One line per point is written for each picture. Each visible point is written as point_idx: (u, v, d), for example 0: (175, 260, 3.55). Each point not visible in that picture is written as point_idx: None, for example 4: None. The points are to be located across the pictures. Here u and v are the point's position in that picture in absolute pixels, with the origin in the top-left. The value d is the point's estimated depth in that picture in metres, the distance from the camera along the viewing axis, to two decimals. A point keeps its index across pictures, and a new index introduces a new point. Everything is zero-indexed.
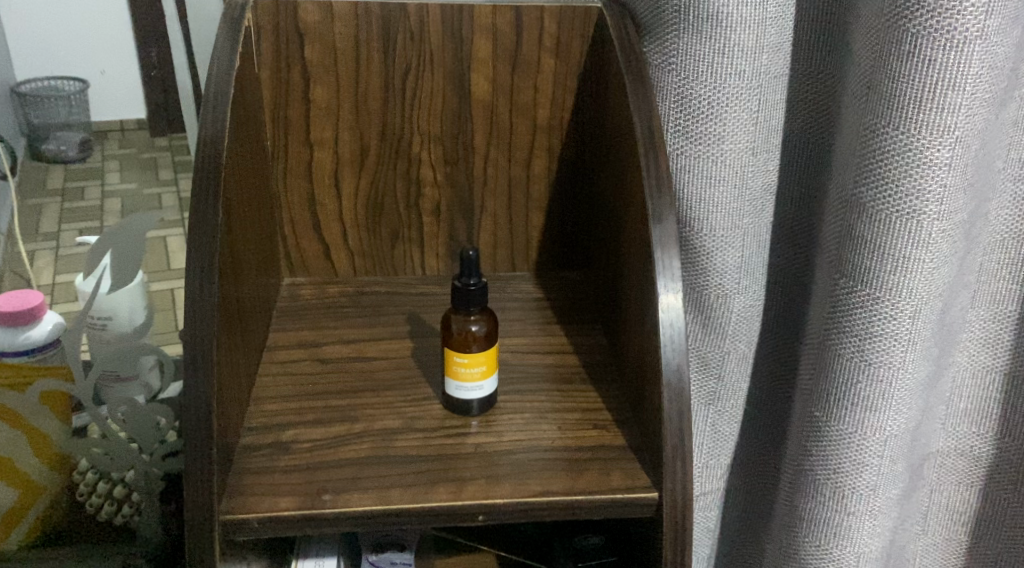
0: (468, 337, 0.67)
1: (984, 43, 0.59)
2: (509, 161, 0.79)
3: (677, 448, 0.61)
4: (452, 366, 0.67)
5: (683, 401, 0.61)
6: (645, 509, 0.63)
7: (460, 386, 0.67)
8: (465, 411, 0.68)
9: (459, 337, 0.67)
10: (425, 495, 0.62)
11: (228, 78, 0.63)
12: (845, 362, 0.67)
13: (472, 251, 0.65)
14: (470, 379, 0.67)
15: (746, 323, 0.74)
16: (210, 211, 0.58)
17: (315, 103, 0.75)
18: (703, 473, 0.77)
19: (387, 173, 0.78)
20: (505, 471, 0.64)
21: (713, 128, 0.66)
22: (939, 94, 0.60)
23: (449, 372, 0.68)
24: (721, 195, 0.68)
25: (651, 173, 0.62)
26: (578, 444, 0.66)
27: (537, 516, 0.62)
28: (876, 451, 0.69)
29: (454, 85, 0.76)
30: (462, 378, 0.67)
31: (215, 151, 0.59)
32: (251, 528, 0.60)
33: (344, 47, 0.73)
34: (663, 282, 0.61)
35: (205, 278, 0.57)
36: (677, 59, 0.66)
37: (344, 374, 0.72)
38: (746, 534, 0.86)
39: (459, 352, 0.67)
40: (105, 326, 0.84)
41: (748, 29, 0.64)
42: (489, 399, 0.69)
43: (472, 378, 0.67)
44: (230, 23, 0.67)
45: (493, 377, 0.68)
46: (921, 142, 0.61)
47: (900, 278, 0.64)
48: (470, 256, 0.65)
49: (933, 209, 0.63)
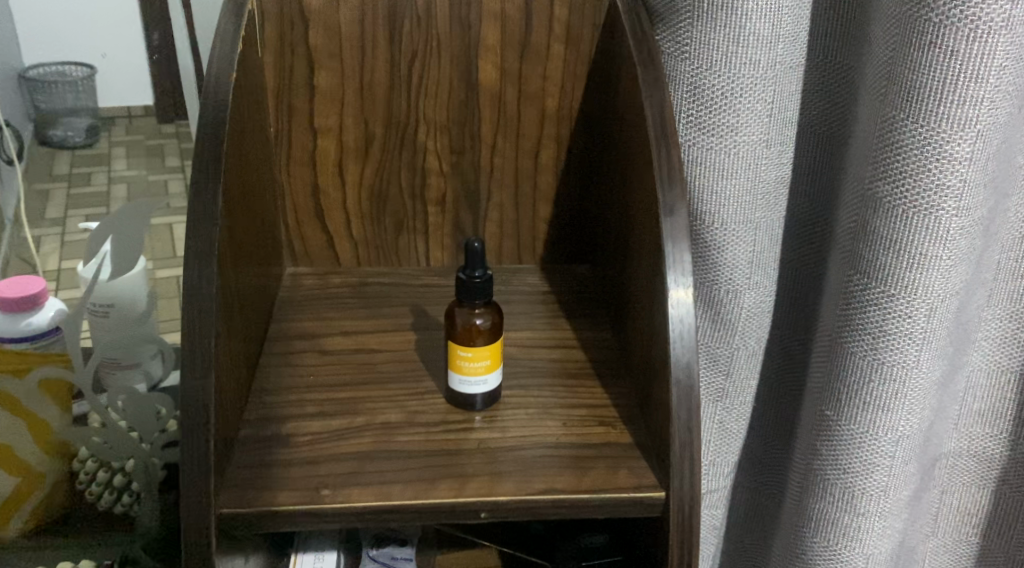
0: (472, 331, 0.66)
1: (1009, 34, 0.58)
2: (517, 150, 0.77)
3: (685, 447, 0.59)
4: (456, 361, 0.66)
5: (691, 399, 0.59)
6: (650, 508, 0.61)
7: (464, 381, 0.66)
8: (468, 406, 0.67)
9: (463, 331, 0.66)
10: (426, 491, 0.60)
11: (231, 61, 0.61)
12: (857, 360, 0.66)
13: (478, 243, 0.64)
14: (474, 374, 0.66)
15: (756, 320, 0.72)
16: (211, 197, 0.57)
17: (319, 89, 0.73)
18: (710, 470, 0.76)
19: (393, 162, 0.77)
20: (508, 467, 0.62)
21: (727, 120, 0.65)
22: (960, 86, 0.59)
23: (453, 366, 0.66)
24: (733, 188, 0.66)
25: (663, 165, 0.61)
26: (584, 440, 0.65)
27: (540, 515, 0.61)
28: (887, 451, 0.67)
29: (462, 72, 0.74)
30: (466, 373, 0.66)
31: (217, 136, 0.58)
32: (250, 523, 0.59)
33: (350, 33, 0.72)
34: (673, 277, 0.60)
35: (203, 266, 0.56)
36: (690, 47, 0.64)
37: (345, 364, 0.70)
38: (753, 531, 0.84)
39: (463, 346, 0.66)
40: (107, 312, 0.83)
41: (764, 18, 0.62)
42: (493, 394, 0.67)
43: (477, 372, 0.66)
44: (233, 7, 0.65)
45: (497, 372, 0.67)
46: (940, 135, 0.60)
47: (917, 275, 0.62)
48: (475, 248, 0.64)
49: (952, 205, 0.61)
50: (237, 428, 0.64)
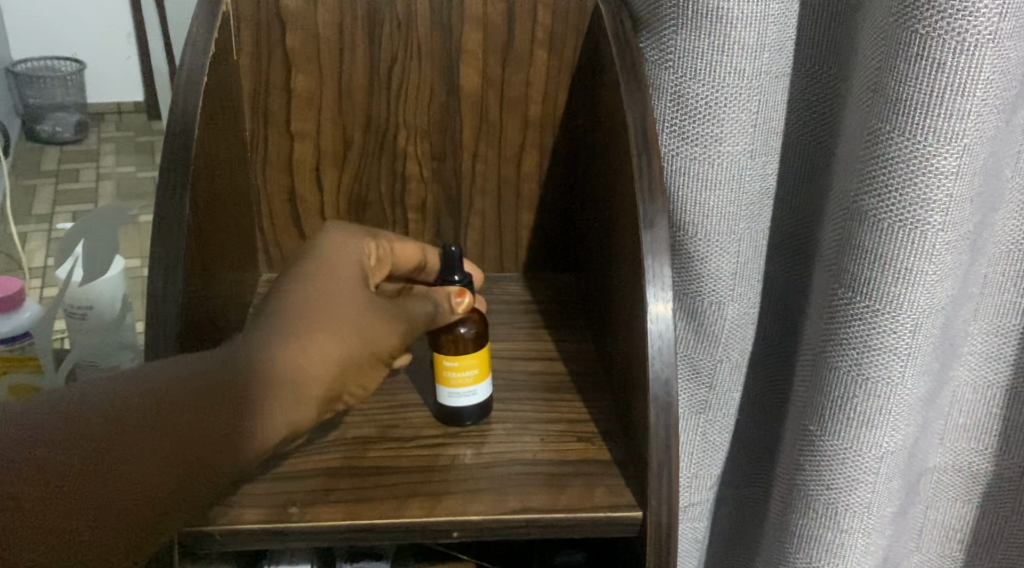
0: (458, 340, 0.65)
1: (996, 47, 0.56)
2: (498, 158, 0.76)
3: (663, 465, 0.58)
4: (443, 373, 0.65)
5: (670, 416, 0.58)
6: (628, 528, 0.60)
7: (452, 393, 0.65)
8: (456, 420, 0.66)
9: (449, 343, 0.65)
10: (397, 510, 0.59)
11: (202, 64, 0.60)
12: (841, 375, 0.65)
13: (456, 246, 0.65)
14: (461, 385, 0.65)
15: (740, 332, 0.71)
16: (176, 207, 0.55)
17: (296, 93, 0.72)
18: (692, 483, 0.75)
19: (372, 168, 0.76)
20: (482, 485, 0.61)
21: (711, 129, 0.64)
22: (947, 100, 0.57)
23: (440, 379, 0.65)
24: (716, 200, 0.65)
25: (644, 175, 0.59)
26: (562, 457, 0.63)
27: (514, 535, 0.59)
28: (871, 467, 0.66)
29: (442, 77, 0.73)
30: (453, 385, 0.65)
31: (184, 143, 0.56)
32: (215, 541, 0.57)
33: (328, 36, 0.70)
34: (652, 291, 0.58)
35: (169, 272, 0.55)
36: (675, 56, 0.63)
37: (389, 285, 0.71)
38: (735, 541, 0.84)
39: (449, 356, 0.65)
40: (85, 314, 0.83)
41: (749, 26, 0.61)
42: (481, 408, 0.66)
43: (463, 384, 0.65)
44: (207, 10, 0.64)
45: (485, 383, 0.66)
46: (925, 149, 0.59)
47: (901, 291, 0.61)
48: (453, 252, 0.65)
49: (938, 220, 0.60)
50: None
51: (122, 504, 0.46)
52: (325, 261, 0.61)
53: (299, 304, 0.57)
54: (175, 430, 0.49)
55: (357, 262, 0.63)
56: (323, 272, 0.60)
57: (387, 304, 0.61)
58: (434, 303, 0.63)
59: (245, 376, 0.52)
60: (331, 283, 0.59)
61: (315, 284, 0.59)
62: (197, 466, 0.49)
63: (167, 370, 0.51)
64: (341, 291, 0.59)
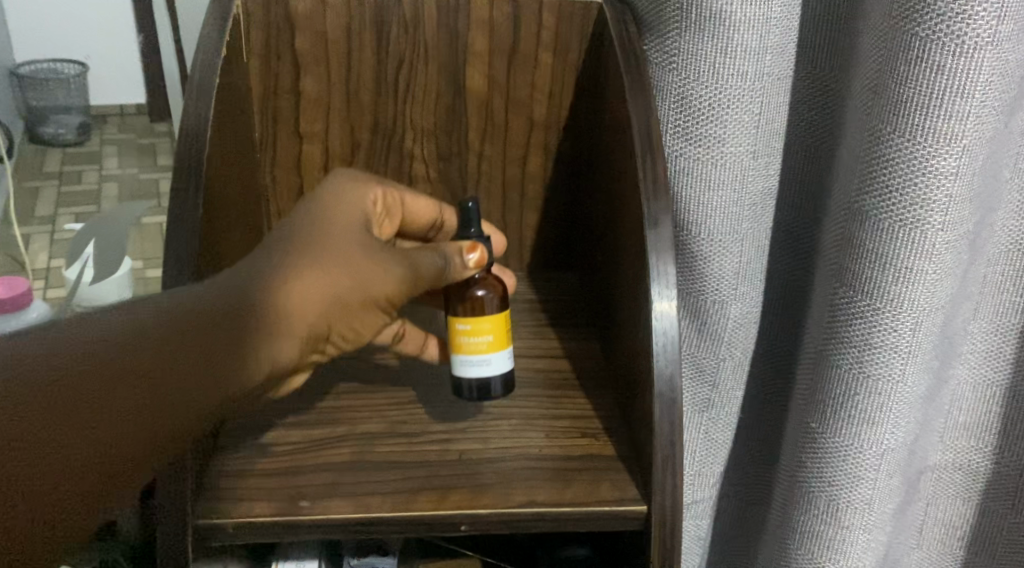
0: (474, 303, 0.65)
1: (995, 50, 0.57)
2: (504, 158, 0.77)
3: (667, 460, 0.59)
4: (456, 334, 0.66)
5: (674, 412, 0.59)
6: (633, 522, 0.61)
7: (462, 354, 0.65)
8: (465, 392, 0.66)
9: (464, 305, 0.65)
10: (405, 503, 0.60)
11: (214, 66, 0.61)
12: (842, 373, 0.66)
13: (473, 201, 0.65)
14: (467, 347, 0.65)
15: (744, 330, 0.72)
16: (189, 206, 0.56)
17: (304, 94, 0.73)
18: (695, 480, 0.76)
19: (379, 168, 0.76)
20: (488, 479, 0.62)
21: (714, 130, 0.64)
22: (947, 101, 0.58)
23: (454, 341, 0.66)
24: (719, 199, 0.66)
25: (648, 175, 0.60)
26: (567, 453, 0.64)
27: (521, 529, 0.60)
28: (871, 464, 0.67)
29: (448, 79, 0.74)
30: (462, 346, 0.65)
31: (196, 143, 0.57)
32: (226, 533, 0.58)
33: (335, 38, 0.71)
34: (657, 289, 0.59)
35: (180, 270, 0.55)
36: (678, 58, 0.64)
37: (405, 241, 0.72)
38: (738, 539, 0.84)
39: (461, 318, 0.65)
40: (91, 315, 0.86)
41: (751, 29, 0.62)
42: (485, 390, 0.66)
43: (469, 346, 0.65)
44: (218, 13, 0.65)
45: (493, 351, 0.65)
46: (925, 150, 0.59)
47: (902, 289, 0.62)
48: (470, 207, 0.65)
49: (938, 219, 0.61)
50: (217, 439, 0.64)
51: (114, 435, 0.47)
52: (325, 212, 0.61)
53: (294, 246, 0.57)
54: (172, 364, 0.49)
55: (362, 211, 0.62)
56: (322, 220, 0.60)
57: (392, 252, 0.61)
58: (443, 257, 0.62)
59: (245, 322, 0.53)
60: (328, 237, 0.59)
61: (316, 230, 0.59)
62: (191, 405, 0.50)
63: (165, 307, 0.51)
64: (338, 238, 0.59)
